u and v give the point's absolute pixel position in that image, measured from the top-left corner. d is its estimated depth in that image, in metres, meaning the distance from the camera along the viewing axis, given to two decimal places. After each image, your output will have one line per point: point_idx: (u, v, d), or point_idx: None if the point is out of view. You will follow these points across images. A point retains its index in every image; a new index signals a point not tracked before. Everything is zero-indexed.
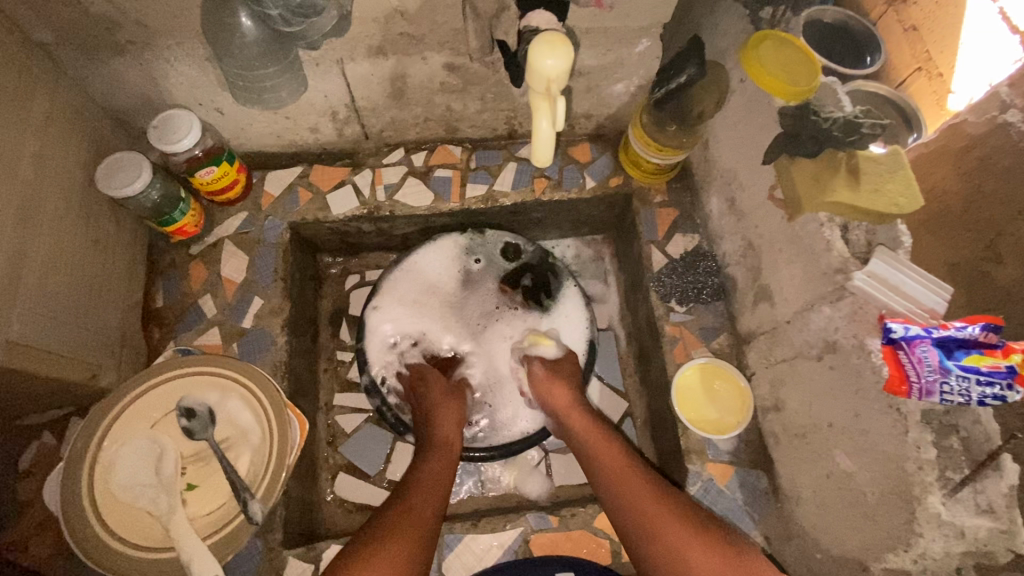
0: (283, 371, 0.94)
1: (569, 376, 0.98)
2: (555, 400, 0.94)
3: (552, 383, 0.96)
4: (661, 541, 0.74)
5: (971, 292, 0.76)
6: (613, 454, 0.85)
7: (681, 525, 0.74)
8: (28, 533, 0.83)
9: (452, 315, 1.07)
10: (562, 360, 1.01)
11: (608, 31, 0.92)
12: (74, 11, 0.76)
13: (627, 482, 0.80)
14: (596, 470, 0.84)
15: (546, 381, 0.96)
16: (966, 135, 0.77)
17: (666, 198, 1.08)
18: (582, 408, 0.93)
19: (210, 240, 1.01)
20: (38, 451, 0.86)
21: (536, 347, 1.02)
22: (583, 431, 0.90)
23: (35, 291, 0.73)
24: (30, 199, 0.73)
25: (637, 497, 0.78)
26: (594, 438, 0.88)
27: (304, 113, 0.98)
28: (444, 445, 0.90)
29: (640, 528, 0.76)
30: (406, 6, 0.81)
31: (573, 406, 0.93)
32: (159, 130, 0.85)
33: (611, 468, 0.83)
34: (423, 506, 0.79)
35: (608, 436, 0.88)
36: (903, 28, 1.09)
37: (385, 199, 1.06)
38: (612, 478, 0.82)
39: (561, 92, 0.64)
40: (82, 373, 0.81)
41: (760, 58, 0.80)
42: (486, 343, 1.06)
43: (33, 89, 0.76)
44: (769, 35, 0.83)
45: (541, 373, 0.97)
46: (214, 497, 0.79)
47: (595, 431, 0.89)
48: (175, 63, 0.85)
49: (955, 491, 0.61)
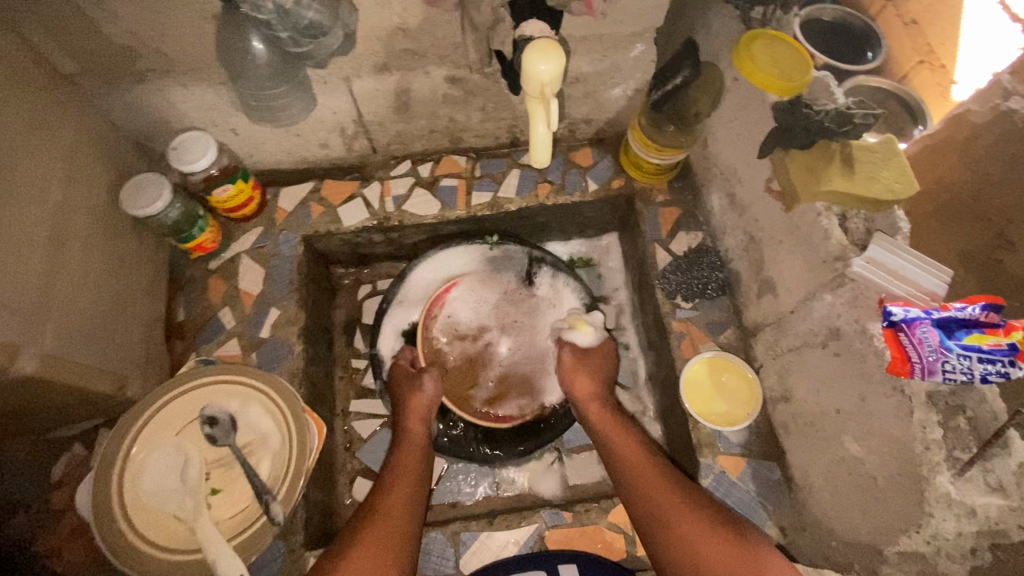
0: (300, 378, 0.97)
1: (597, 367, 0.98)
2: (576, 390, 0.95)
3: (579, 371, 0.96)
4: (672, 534, 0.75)
5: (975, 275, 0.77)
6: (631, 449, 0.85)
7: (692, 516, 0.75)
8: (60, 541, 0.86)
9: (474, 301, 1.06)
10: (595, 349, 0.99)
11: (602, 38, 0.95)
12: (97, 42, 0.80)
13: (644, 478, 0.81)
14: (613, 463, 0.86)
15: (575, 369, 0.97)
16: (970, 125, 0.78)
17: (667, 197, 1.10)
18: (601, 402, 0.93)
19: (227, 256, 1.05)
20: (69, 461, 0.90)
21: (572, 331, 1.00)
22: (601, 423, 0.91)
23: (66, 307, 0.77)
24: (60, 220, 0.77)
25: (649, 491, 0.79)
26: (613, 429, 0.89)
27: (314, 129, 1.02)
28: (417, 438, 0.89)
29: (653, 518, 0.77)
30: (407, 24, 0.84)
31: (594, 400, 0.93)
32: (177, 152, 0.89)
33: (628, 460, 0.84)
34: (400, 510, 0.77)
35: (629, 431, 0.89)
36: (903, 22, 1.25)
37: (394, 209, 1.10)
38: (630, 469, 0.83)
39: (553, 95, 0.66)
40: (111, 384, 0.84)
41: (752, 57, 0.82)
42: (514, 323, 1.06)
43: (59, 117, 0.81)
44: (759, 34, 0.85)
45: (569, 361, 0.97)
46: (236, 501, 0.82)
47: (612, 423, 0.90)
48: (192, 88, 0.90)
49: (963, 471, 0.62)
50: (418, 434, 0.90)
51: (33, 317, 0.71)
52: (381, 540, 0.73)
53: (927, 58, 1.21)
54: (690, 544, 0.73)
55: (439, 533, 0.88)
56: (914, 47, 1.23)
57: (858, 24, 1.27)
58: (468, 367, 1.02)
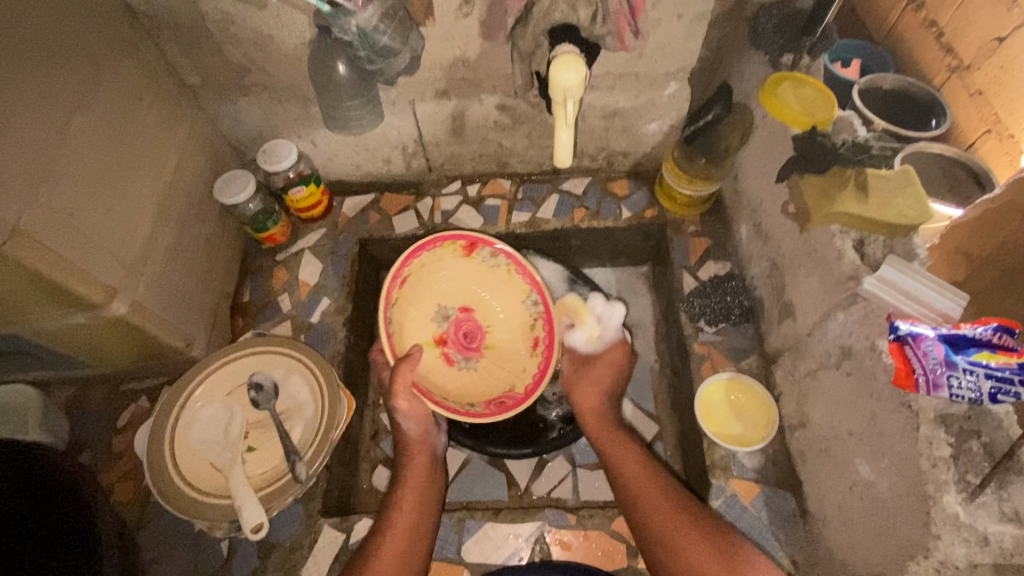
0: (340, 361, 1.06)
1: (598, 377, 0.97)
2: (579, 401, 0.97)
3: (580, 381, 0.98)
4: (671, 548, 0.75)
5: None
6: (636, 471, 0.84)
7: (694, 536, 0.75)
8: (114, 480, 0.95)
9: (489, 259, 0.98)
10: (600, 359, 0.99)
11: (639, 76, 1.04)
12: (217, 60, 0.99)
13: (646, 498, 0.80)
14: (617, 487, 0.84)
15: (573, 379, 0.99)
16: None
17: (698, 228, 1.15)
18: (602, 415, 0.94)
19: (293, 250, 1.19)
20: (134, 412, 1.01)
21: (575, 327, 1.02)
22: (602, 440, 0.91)
23: (158, 267, 0.91)
24: (165, 200, 0.94)
25: (652, 512, 0.79)
26: (617, 450, 0.88)
27: (380, 146, 1.17)
28: (422, 441, 0.90)
29: (660, 540, 0.76)
30: (466, 55, 0.97)
31: (596, 414, 0.94)
32: (266, 154, 1.06)
33: (631, 483, 0.83)
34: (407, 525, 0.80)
35: (631, 449, 0.88)
36: (969, 92, 1.27)
37: (441, 222, 1.21)
38: (633, 489, 0.82)
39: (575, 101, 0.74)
40: (180, 340, 0.96)
41: (776, 97, 0.89)
42: (497, 281, 1.00)
43: (178, 117, 0.99)
44: (787, 76, 0.90)
45: (569, 371, 1.01)
46: (268, 460, 0.91)
47: (612, 437, 0.90)
48: (284, 103, 1.07)
49: (974, 496, 0.59)
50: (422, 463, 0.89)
51: (132, 270, 0.85)
52: (387, 557, 0.76)
53: (995, 127, 1.20)
54: (690, 559, 0.73)
55: (447, 519, 0.91)
56: (981, 117, 1.22)
57: (921, 94, 1.27)
58: (452, 343, 1.01)
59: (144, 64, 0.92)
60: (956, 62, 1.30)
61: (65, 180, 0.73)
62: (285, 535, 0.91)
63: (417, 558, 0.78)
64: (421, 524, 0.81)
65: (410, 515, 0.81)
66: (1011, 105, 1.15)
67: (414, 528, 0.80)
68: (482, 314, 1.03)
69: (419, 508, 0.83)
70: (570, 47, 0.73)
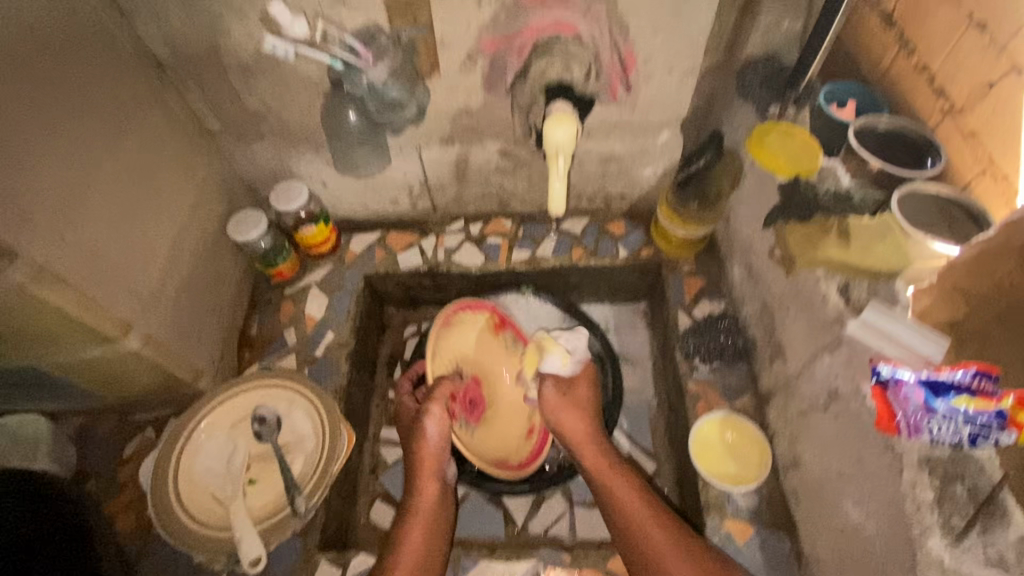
0: (342, 395, 1.09)
1: (582, 399, 0.99)
2: (565, 425, 0.96)
3: (565, 407, 0.97)
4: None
5: None
6: (635, 502, 0.85)
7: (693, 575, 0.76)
8: (117, 511, 0.97)
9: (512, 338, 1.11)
10: (576, 381, 1.02)
11: (633, 124, 1.10)
12: (236, 107, 1.05)
13: (646, 532, 0.81)
14: (615, 516, 0.85)
15: (559, 405, 0.97)
16: None
17: (694, 268, 1.18)
18: (597, 442, 0.94)
19: (300, 285, 1.22)
20: (140, 441, 1.04)
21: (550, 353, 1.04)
22: (598, 472, 0.90)
23: (172, 302, 0.95)
24: (180, 238, 0.99)
25: (651, 536, 0.81)
26: (616, 484, 0.88)
27: (387, 187, 1.22)
28: (434, 465, 0.91)
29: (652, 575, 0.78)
30: (469, 105, 1.03)
31: (589, 439, 0.95)
32: (278, 195, 1.11)
33: (630, 517, 0.83)
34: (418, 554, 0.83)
35: (629, 481, 0.88)
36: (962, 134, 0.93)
37: (444, 258, 1.25)
38: (632, 523, 0.83)
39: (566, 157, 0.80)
40: (189, 373, 0.99)
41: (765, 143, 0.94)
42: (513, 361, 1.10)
43: (197, 160, 1.05)
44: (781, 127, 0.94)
45: (555, 397, 0.97)
46: (269, 493, 0.93)
47: (605, 468, 0.91)
48: (297, 147, 1.13)
49: (959, 540, 0.60)
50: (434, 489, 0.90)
51: (147, 305, 0.89)
52: None
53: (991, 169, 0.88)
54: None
55: None
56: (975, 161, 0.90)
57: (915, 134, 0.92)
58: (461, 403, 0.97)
59: (169, 112, 0.98)
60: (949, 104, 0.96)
61: (90, 220, 0.78)
62: (281, 569, 0.92)
63: None
64: (430, 553, 0.84)
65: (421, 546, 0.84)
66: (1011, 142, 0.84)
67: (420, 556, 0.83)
68: (488, 385, 1.06)
69: (431, 537, 0.86)
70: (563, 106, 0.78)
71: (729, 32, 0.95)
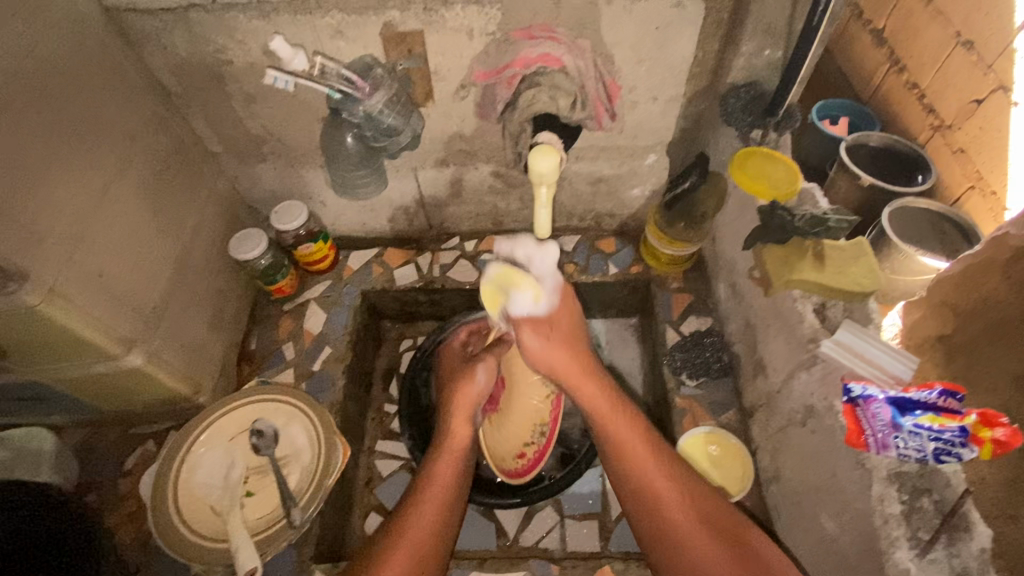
0: (338, 409, 1.12)
1: (568, 336, 0.80)
2: (556, 371, 0.79)
3: (553, 350, 0.78)
4: (664, 521, 0.73)
5: None
6: (642, 453, 0.78)
7: (703, 530, 0.72)
8: (118, 522, 1.00)
9: None
10: (558, 314, 0.80)
11: (620, 148, 1.14)
12: (238, 131, 1.09)
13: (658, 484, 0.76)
14: (619, 468, 0.78)
15: (548, 355, 0.78)
16: (1010, 247, 0.68)
17: (682, 285, 1.21)
18: (598, 380, 0.80)
19: (299, 300, 1.26)
20: (141, 455, 1.07)
21: (519, 290, 0.79)
22: (603, 415, 0.79)
23: (174, 319, 0.99)
24: (183, 257, 1.02)
25: (658, 487, 0.75)
26: (618, 426, 0.79)
27: (384, 206, 1.26)
28: (468, 408, 0.92)
29: (654, 526, 0.74)
30: (463, 130, 1.07)
31: (589, 381, 0.79)
32: (278, 214, 1.15)
33: (635, 466, 0.77)
34: (439, 503, 0.80)
35: (633, 423, 0.80)
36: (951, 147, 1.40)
37: (439, 274, 1.29)
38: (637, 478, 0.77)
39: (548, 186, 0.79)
40: (189, 388, 1.02)
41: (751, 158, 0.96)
42: None
43: (200, 181, 1.09)
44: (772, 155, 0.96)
45: (537, 343, 0.77)
46: (266, 505, 0.95)
47: (613, 414, 0.79)
48: (296, 168, 1.17)
49: (926, 552, 0.63)
50: (462, 435, 0.90)
51: (150, 323, 0.92)
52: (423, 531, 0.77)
53: (977, 184, 1.29)
54: (686, 532, 0.72)
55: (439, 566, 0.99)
56: (965, 175, 1.33)
57: (907, 150, 1.30)
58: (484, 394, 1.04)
59: (174, 137, 1.02)
60: (938, 122, 1.44)
61: (98, 242, 0.82)
62: None
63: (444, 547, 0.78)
64: (457, 502, 0.83)
65: (446, 490, 0.82)
66: (993, 163, 1.25)
67: (449, 492, 0.82)
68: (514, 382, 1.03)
69: (452, 490, 0.83)
70: (547, 138, 0.82)
71: (711, 61, 0.99)
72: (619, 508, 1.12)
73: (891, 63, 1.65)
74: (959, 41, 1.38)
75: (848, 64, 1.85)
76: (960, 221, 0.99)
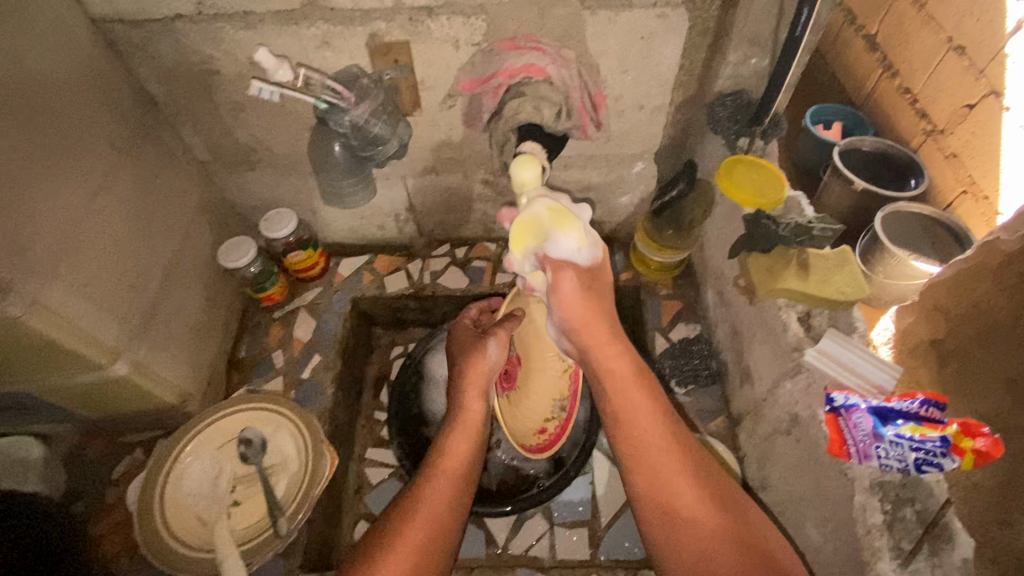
0: (327, 417, 1.12)
1: (601, 295, 0.73)
2: (584, 332, 0.72)
3: (588, 306, 0.72)
4: (667, 495, 0.69)
5: None
6: (652, 426, 0.72)
7: (703, 504, 0.68)
8: (105, 531, 1.00)
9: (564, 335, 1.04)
10: (597, 268, 0.74)
11: (608, 156, 1.14)
12: (227, 141, 1.10)
13: (666, 459, 0.70)
14: (627, 444, 0.72)
15: (580, 309, 0.71)
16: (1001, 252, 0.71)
17: (671, 292, 1.22)
18: (621, 344, 0.73)
19: (290, 308, 1.26)
20: (129, 464, 1.07)
21: (561, 231, 0.72)
22: (618, 384, 0.73)
23: (161, 328, 0.99)
24: (171, 267, 1.02)
25: (663, 463, 0.70)
26: (632, 398, 0.72)
27: (374, 214, 1.27)
28: (480, 380, 0.92)
29: (658, 507, 0.70)
30: (451, 139, 1.07)
31: (613, 345, 0.73)
32: (268, 222, 1.15)
33: (642, 442, 0.71)
34: (454, 469, 0.83)
35: (647, 394, 0.73)
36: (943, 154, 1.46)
37: (429, 281, 1.29)
38: (646, 452, 0.71)
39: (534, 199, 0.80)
40: (176, 397, 1.02)
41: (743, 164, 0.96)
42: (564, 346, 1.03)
43: (189, 190, 1.09)
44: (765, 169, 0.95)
45: (574, 294, 0.71)
46: (253, 514, 0.95)
47: (630, 385, 0.73)
48: (285, 177, 1.17)
49: (907, 562, 0.63)
50: (475, 406, 0.91)
51: (136, 333, 0.92)
52: (439, 497, 0.79)
53: (970, 188, 1.39)
54: (685, 507, 0.68)
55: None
56: (957, 178, 1.42)
57: (900, 156, 1.42)
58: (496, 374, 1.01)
59: (162, 147, 1.03)
60: (931, 127, 1.51)
61: (84, 253, 0.82)
62: None
63: (459, 514, 0.81)
64: (469, 470, 0.85)
65: (462, 459, 0.85)
66: (983, 169, 1.34)
67: (464, 461, 0.85)
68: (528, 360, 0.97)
69: (464, 459, 0.85)
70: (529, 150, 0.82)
71: (698, 69, 0.99)
72: (608, 515, 1.12)
73: (884, 68, 1.68)
74: (953, 47, 1.42)
75: (844, 69, 1.87)
76: (952, 225, 1.14)
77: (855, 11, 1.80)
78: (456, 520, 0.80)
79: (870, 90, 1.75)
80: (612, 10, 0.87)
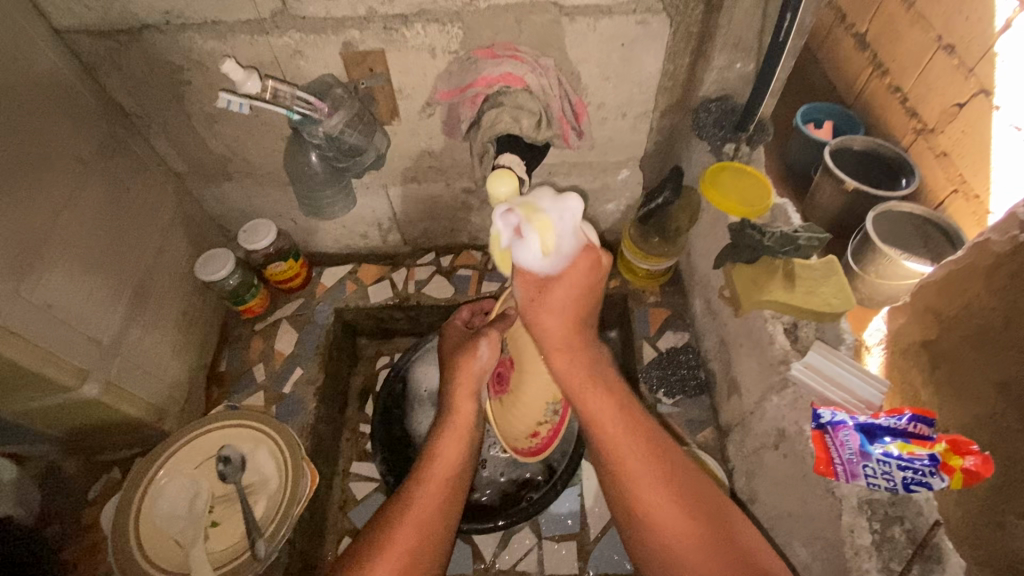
0: (309, 433, 1.09)
1: (559, 302, 0.71)
2: (540, 334, 0.73)
3: (542, 310, 0.72)
4: (644, 510, 0.66)
5: None
6: (619, 435, 0.70)
7: (687, 518, 0.65)
8: (79, 553, 0.97)
9: None
10: (564, 274, 0.70)
11: (592, 164, 1.12)
12: (203, 152, 1.07)
13: (640, 470, 0.67)
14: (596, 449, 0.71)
15: (534, 312, 0.72)
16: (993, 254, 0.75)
17: (659, 299, 1.20)
18: (575, 350, 0.73)
19: (270, 320, 1.24)
20: (105, 483, 1.05)
21: (525, 233, 0.66)
22: (579, 387, 0.73)
23: (133, 346, 0.96)
24: (144, 282, 1.00)
25: (634, 472, 0.67)
26: (591, 400, 0.72)
27: (357, 223, 1.25)
28: (471, 382, 0.86)
29: (631, 518, 0.67)
30: (431, 148, 1.05)
31: (563, 350, 0.73)
32: (246, 234, 1.12)
33: (612, 449, 0.69)
34: (439, 478, 0.78)
35: (611, 400, 0.72)
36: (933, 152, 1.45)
37: (414, 290, 1.26)
38: (615, 463, 0.69)
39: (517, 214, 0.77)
40: (152, 416, 1.00)
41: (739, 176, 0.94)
42: None
43: (163, 202, 1.07)
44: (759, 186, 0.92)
45: (525, 299, 0.73)
46: (231, 535, 0.93)
47: (587, 388, 0.73)
48: (263, 187, 1.15)
49: None
50: (467, 409, 0.85)
51: (107, 352, 0.90)
52: (427, 508, 0.75)
53: (960, 187, 1.37)
54: (665, 526, 0.64)
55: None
56: (948, 177, 1.40)
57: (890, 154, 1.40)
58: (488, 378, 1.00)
59: (134, 159, 1.00)
60: (921, 126, 1.49)
61: (48, 272, 0.79)
62: None
63: (445, 535, 0.75)
64: (459, 480, 0.80)
65: (454, 465, 0.80)
66: (973, 167, 1.33)
67: (453, 468, 0.80)
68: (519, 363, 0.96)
69: (451, 471, 0.79)
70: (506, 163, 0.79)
71: (682, 74, 0.97)
72: (597, 528, 1.10)
73: (874, 67, 1.67)
74: (943, 46, 1.41)
75: (834, 69, 1.86)
76: (944, 225, 1.17)
77: (845, 10, 1.78)
78: (442, 533, 0.75)
79: (860, 90, 1.74)
80: (591, 16, 0.85)
